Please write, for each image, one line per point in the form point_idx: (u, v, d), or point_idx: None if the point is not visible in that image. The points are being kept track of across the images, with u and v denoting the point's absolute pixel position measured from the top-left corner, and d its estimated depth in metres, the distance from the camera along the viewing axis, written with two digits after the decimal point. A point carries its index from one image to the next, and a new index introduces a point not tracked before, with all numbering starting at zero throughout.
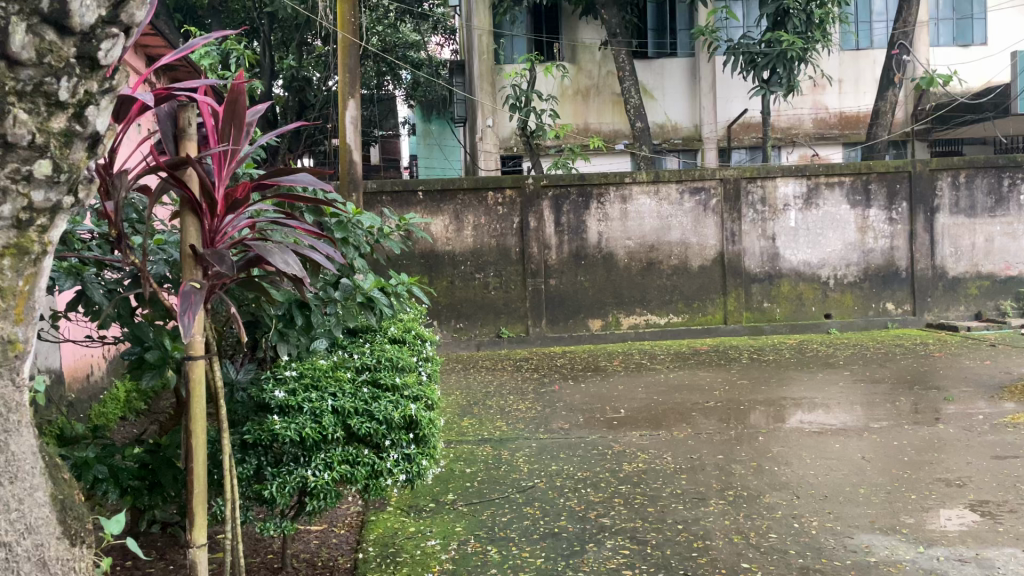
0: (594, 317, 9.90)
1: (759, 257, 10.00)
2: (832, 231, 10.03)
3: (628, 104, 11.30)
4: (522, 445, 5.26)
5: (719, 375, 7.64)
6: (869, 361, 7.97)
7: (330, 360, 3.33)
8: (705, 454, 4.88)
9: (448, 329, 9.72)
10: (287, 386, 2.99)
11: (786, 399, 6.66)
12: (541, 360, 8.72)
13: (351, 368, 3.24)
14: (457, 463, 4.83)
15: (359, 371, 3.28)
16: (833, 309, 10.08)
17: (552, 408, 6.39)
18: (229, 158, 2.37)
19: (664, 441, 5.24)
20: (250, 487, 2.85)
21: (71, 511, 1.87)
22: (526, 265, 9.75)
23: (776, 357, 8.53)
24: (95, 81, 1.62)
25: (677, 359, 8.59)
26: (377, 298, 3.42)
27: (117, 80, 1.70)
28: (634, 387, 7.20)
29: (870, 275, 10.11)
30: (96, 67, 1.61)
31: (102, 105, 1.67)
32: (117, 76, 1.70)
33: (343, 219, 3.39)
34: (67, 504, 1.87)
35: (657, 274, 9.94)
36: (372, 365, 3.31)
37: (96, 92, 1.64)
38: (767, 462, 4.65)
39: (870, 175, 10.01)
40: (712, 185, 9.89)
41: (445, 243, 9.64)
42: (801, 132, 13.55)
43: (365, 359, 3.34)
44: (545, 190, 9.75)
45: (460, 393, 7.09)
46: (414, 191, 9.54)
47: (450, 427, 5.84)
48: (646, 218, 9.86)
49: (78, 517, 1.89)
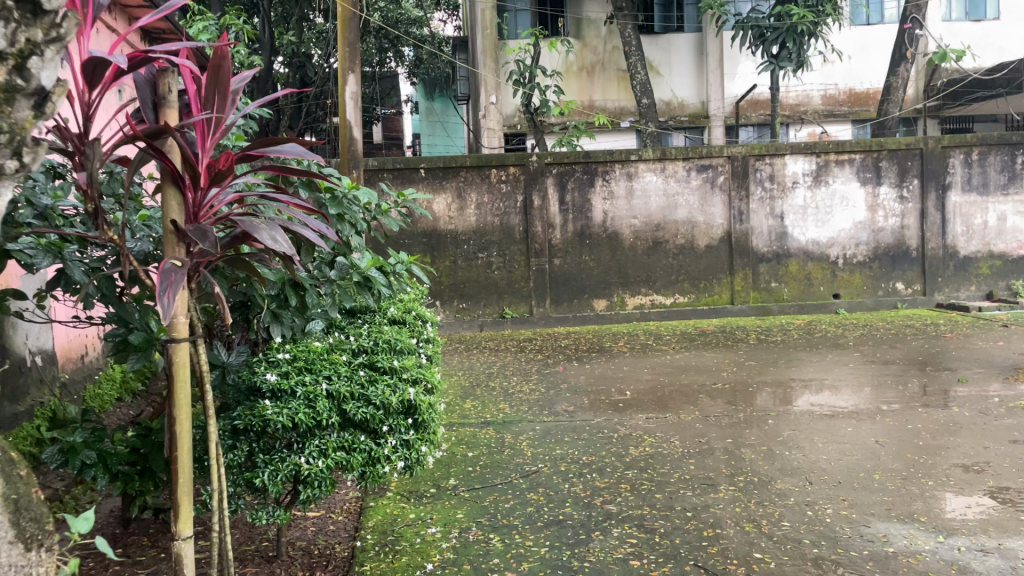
0: (599, 297, 9.76)
1: (767, 236, 9.84)
2: (842, 209, 9.85)
3: (634, 80, 11.07)
4: (526, 428, 5.15)
5: (727, 356, 7.51)
6: (879, 342, 7.83)
7: (325, 342, 3.19)
8: (713, 438, 4.76)
9: (451, 309, 9.60)
10: (280, 369, 2.86)
11: (795, 380, 6.53)
12: (545, 341, 8.59)
13: (346, 350, 3.11)
14: (458, 447, 4.72)
15: (356, 353, 3.14)
16: (842, 289, 9.93)
17: (556, 390, 6.27)
18: (215, 128, 2.23)
19: (670, 424, 5.12)
20: (241, 475, 2.73)
21: (26, 513, 1.74)
22: (530, 244, 9.60)
23: (784, 337, 8.39)
24: (39, 28, 1.53)
25: (683, 340, 8.45)
26: (374, 277, 3.28)
27: (66, 27, 1.59)
28: (639, 368, 7.08)
29: (879, 254, 9.95)
30: (39, 12, 1.52)
31: (47, 56, 1.56)
32: (66, 23, 1.60)
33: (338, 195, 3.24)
34: (22, 505, 1.75)
35: (663, 253, 9.78)
36: (369, 348, 3.18)
37: (41, 41, 1.53)
38: (777, 446, 4.53)
39: (881, 152, 9.82)
40: (720, 163, 9.70)
41: (447, 222, 9.49)
42: (809, 109, 13.35)
43: (362, 341, 3.21)
44: (549, 168, 9.56)
45: (463, 375, 6.98)
46: (415, 169, 9.38)
47: (453, 409, 5.73)
48: (652, 196, 9.69)
49: (34, 519, 1.77)
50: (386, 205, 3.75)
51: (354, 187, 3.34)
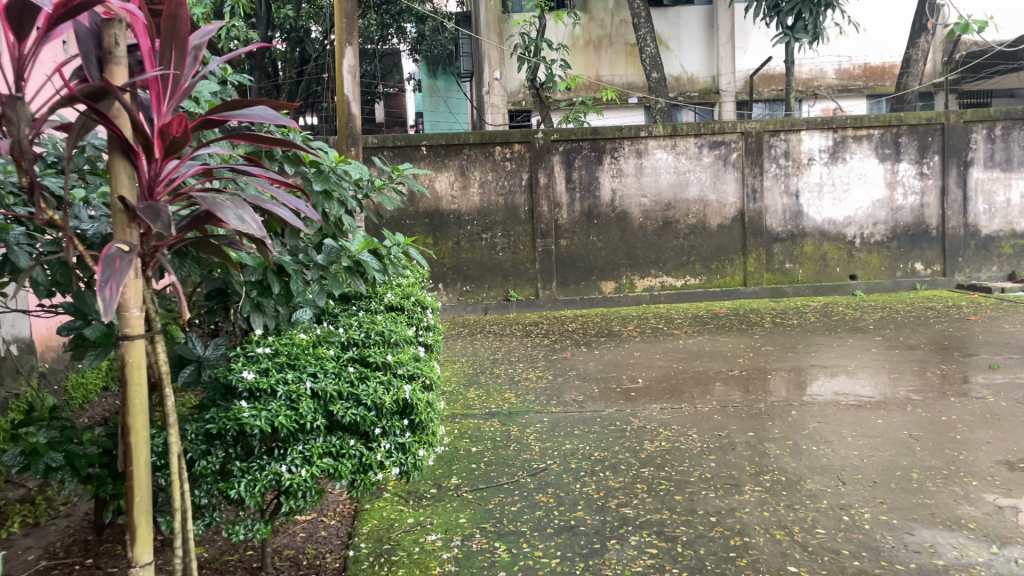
0: (607, 279, 9.43)
1: (781, 215, 9.48)
2: (859, 187, 9.48)
3: (643, 54, 10.65)
4: (532, 420, 4.84)
5: (741, 340, 7.18)
6: (901, 325, 7.49)
7: (312, 334, 2.88)
8: (732, 431, 4.44)
9: (454, 292, 9.29)
10: (259, 366, 2.55)
11: (814, 367, 6.21)
12: (551, 325, 8.28)
13: (334, 344, 2.79)
14: (460, 441, 4.42)
15: (346, 347, 2.83)
16: (858, 270, 9.58)
17: (564, 378, 5.97)
18: (172, 88, 1.90)
19: (686, 416, 4.81)
20: (215, 485, 2.43)
21: None
22: (536, 225, 9.26)
23: (801, 320, 8.06)
24: None
25: (695, 323, 8.12)
26: (364, 261, 2.96)
27: None
28: (651, 354, 6.77)
29: (898, 234, 9.58)
30: None
31: None
32: None
33: (324, 168, 2.91)
34: None
35: (673, 234, 9.44)
36: (360, 341, 2.86)
37: None
38: (803, 440, 4.22)
39: (900, 127, 9.42)
40: (733, 139, 9.33)
41: (450, 201, 9.15)
42: (823, 84, 12.94)
43: (352, 333, 2.89)
44: (555, 145, 9.20)
45: (466, 361, 6.67)
46: (416, 146, 9.03)
47: (455, 398, 5.42)
48: (662, 173, 9.32)
49: None
50: (379, 181, 3.42)
51: (342, 160, 3.01)
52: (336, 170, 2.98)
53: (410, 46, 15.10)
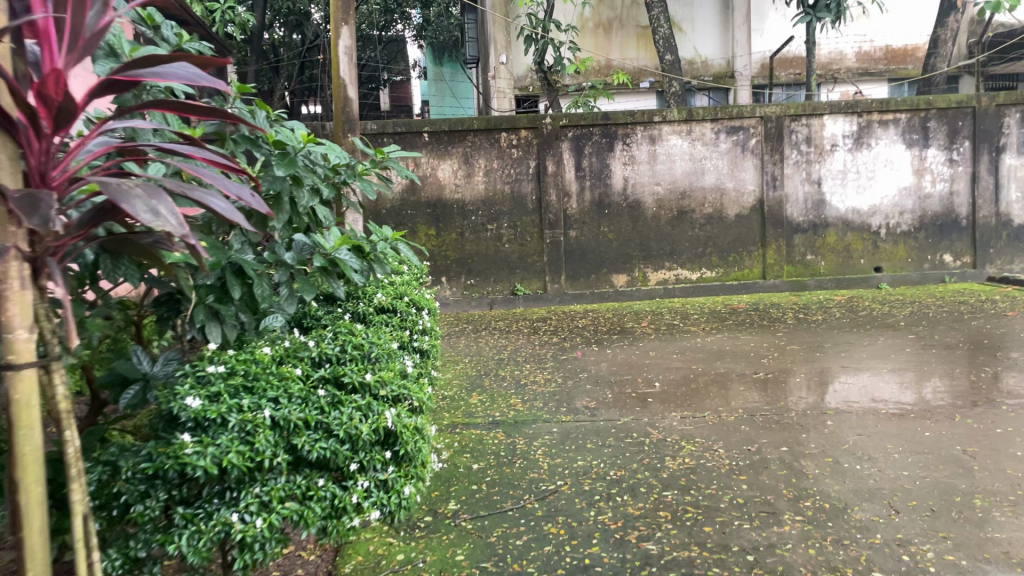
0: (618, 272, 8.97)
1: (803, 204, 8.98)
2: (886, 174, 8.95)
3: (656, 35, 10.12)
4: (540, 431, 4.39)
5: (764, 338, 6.70)
6: (934, 322, 7.00)
7: (278, 346, 2.44)
8: (764, 446, 3.98)
9: (458, 286, 8.86)
10: (208, 390, 2.10)
11: (845, 367, 5.72)
12: (560, 321, 7.83)
13: (304, 360, 2.34)
14: (460, 457, 3.98)
15: (318, 363, 2.39)
16: (883, 262, 9.09)
17: (575, 381, 5.51)
18: (70, 39, 1.49)
19: (710, 426, 4.35)
20: (153, 536, 1.98)
21: None
22: (544, 215, 8.79)
23: (826, 316, 7.58)
24: None
25: (713, 319, 7.66)
26: (340, 261, 2.50)
27: None
28: (667, 354, 6.29)
29: (926, 223, 9.06)
30: None
31: None
32: None
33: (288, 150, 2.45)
34: None
35: (689, 224, 8.96)
36: (335, 356, 2.41)
37: None
38: (845, 458, 3.76)
39: (929, 111, 8.87)
40: (752, 124, 8.83)
41: (453, 190, 8.69)
42: (842, 67, 12.40)
43: (325, 347, 2.44)
44: (564, 131, 8.72)
45: (469, 362, 6.23)
46: (418, 133, 8.56)
47: (455, 405, 4.98)
48: (677, 161, 8.84)
49: None
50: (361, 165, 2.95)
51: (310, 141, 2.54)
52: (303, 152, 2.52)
53: (414, 32, 14.63)
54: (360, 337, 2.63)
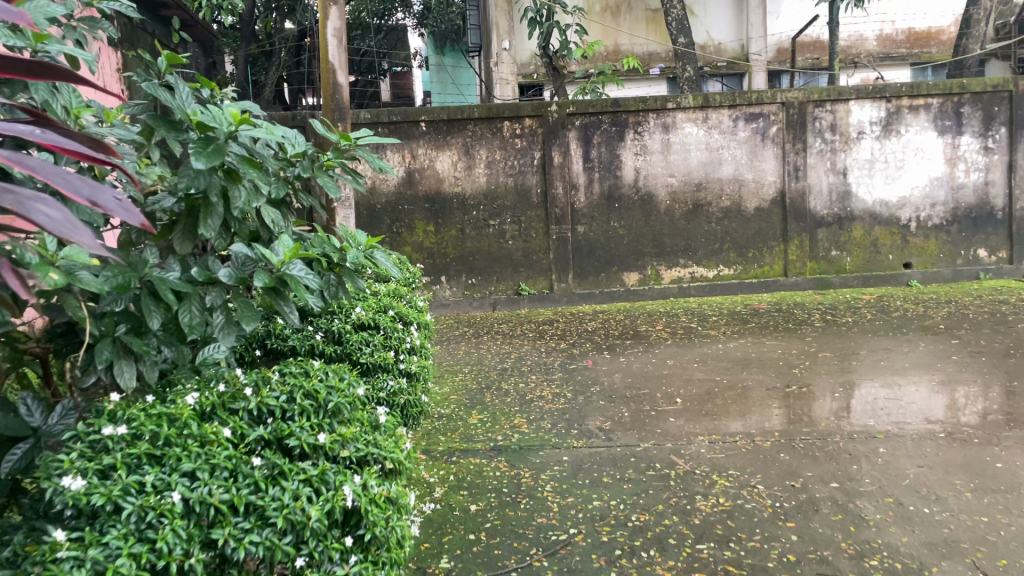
0: (630, 271, 8.40)
1: (827, 196, 8.39)
2: (916, 164, 8.33)
3: (668, 16, 9.50)
4: (549, 461, 3.83)
5: (791, 344, 6.12)
6: (977, 324, 6.40)
7: (211, 392, 1.88)
8: (810, 481, 3.41)
9: (458, 286, 8.30)
10: (99, 465, 1.54)
11: (886, 379, 5.14)
12: (568, 324, 7.27)
13: (239, 415, 1.78)
14: (455, 496, 3.40)
15: (261, 417, 1.82)
16: (913, 258, 8.49)
17: (586, 397, 4.94)
18: None
19: (744, 454, 3.78)
20: None
21: None
22: (550, 210, 8.23)
23: (856, 317, 6.99)
24: None
25: (734, 321, 7.08)
26: (288, 282, 1.94)
27: None
28: (687, 363, 5.72)
29: (959, 216, 8.44)
30: None
31: None
32: None
33: (214, 137, 1.84)
34: None
35: (705, 219, 8.37)
36: (280, 408, 1.84)
37: None
38: (908, 498, 3.19)
39: (963, 95, 8.24)
40: (772, 111, 8.23)
41: (452, 183, 8.12)
42: (862, 51, 11.76)
43: (270, 395, 1.88)
44: (571, 118, 8.13)
45: (468, 372, 5.66)
46: (415, 122, 7.99)
47: (452, 426, 4.41)
48: (692, 151, 8.25)
49: None
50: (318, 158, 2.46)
51: (245, 124, 1.91)
52: (238, 139, 1.92)
53: (415, 21, 13.99)
54: (319, 378, 2.07)
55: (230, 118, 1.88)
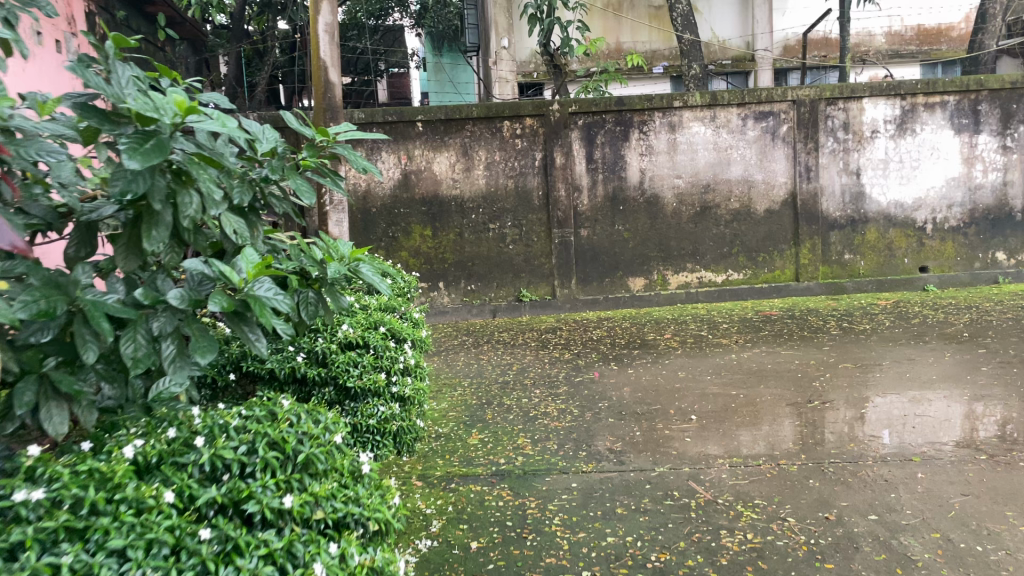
0: (635, 275, 8.08)
1: (840, 198, 8.07)
2: (932, 163, 8.01)
3: (673, 12, 9.18)
4: (557, 488, 3.50)
5: (809, 354, 5.79)
6: (1003, 332, 6.08)
7: (159, 448, 1.73)
8: (845, 512, 3.09)
9: (457, 292, 7.98)
10: (23, 540, 1.38)
11: (913, 392, 4.81)
12: (571, 332, 6.95)
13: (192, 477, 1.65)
14: (453, 531, 3.08)
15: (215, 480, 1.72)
16: (928, 261, 8.18)
17: (594, 414, 4.61)
18: None
19: (769, 481, 3.46)
20: None
21: None
22: (552, 213, 7.91)
23: (873, 324, 6.68)
24: None
25: (746, 329, 6.75)
26: (249, 303, 1.66)
27: None
28: (700, 375, 5.39)
29: (977, 218, 8.12)
30: None
31: None
32: None
33: (155, 131, 1.64)
34: None
35: (713, 221, 8.06)
36: (238, 463, 1.75)
37: None
38: (957, 534, 2.86)
39: (980, 93, 7.92)
40: (782, 109, 7.92)
41: (450, 185, 7.81)
42: (871, 49, 11.45)
43: (227, 451, 1.76)
44: (573, 118, 7.82)
45: (468, 386, 5.34)
46: (411, 122, 7.68)
47: (451, 447, 4.09)
48: (700, 151, 7.93)
49: None
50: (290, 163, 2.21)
51: (192, 114, 1.69)
52: (183, 137, 1.73)
53: (413, 21, 13.65)
54: (288, 423, 1.97)
55: (175, 107, 1.67)
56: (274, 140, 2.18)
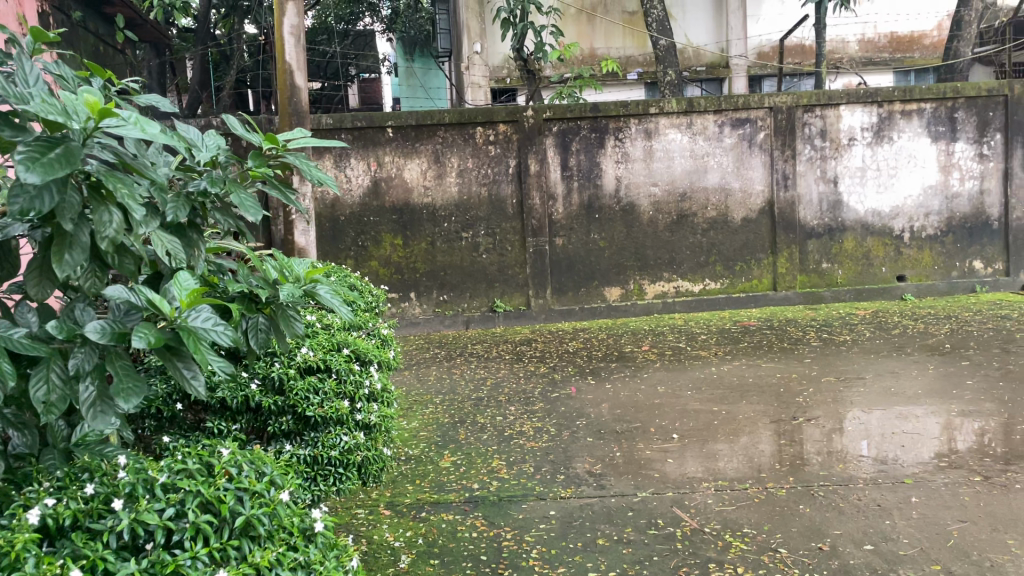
0: (611, 285, 7.91)
1: (817, 206, 7.97)
2: (909, 172, 7.94)
3: (648, 17, 9.04)
4: (534, 517, 3.29)
5: (790, 368, 5.64)
6: (984, 343, 5.97)
7: (79, 510, 1.67)
8: (839, 541, 2.93)
9: (429, 303, 7.75)
10: None
11: (899, 407, 4.67)
12: (547, 344, 6.76)
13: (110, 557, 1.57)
14: (423, 568, 2.87)
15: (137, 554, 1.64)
16: (906, 270, 8.09)
17: (571, 433, 4.41)
18: None
19: (757, 507, 3.28)
20: None
21: None
22: (526, 221, 7.72)
23: (853, 335, 6.57)
24: None
25: (724, 340, 6.61)
26: (183, 337, 1.65)
27: None
28: (679, 390, 5.21)
29: (954, 226, 8.05)
30: None
31: None
32: None
33: (64, 139, 1.57)
34: None
35: (689, 230, 7.91)
36: (162, 530, 1.66)
37: None
38: (959, 566, 2.70)
39: (957, 100, 7.87)
40: (759, 116, 7.81)
41: (422, 193, 7.59)
42: (845, 56, 11.36)
43: (150, 518, 1.66)
44: (548, 125, 7.65)
45: (440, 403, 5.12)
46: (381, 128, 7.46)
47: (422, 471, 3.87)
48: (676, 158, 7.79)
49: None
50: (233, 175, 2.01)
51: (107, 117, 1.62)
52: (94, 148, 1.66)
53: (383, 26, 13.27)
54: (228, 478, 1.90)
55: (87, 110, 1.61)
56: (214, 148, 2.08)
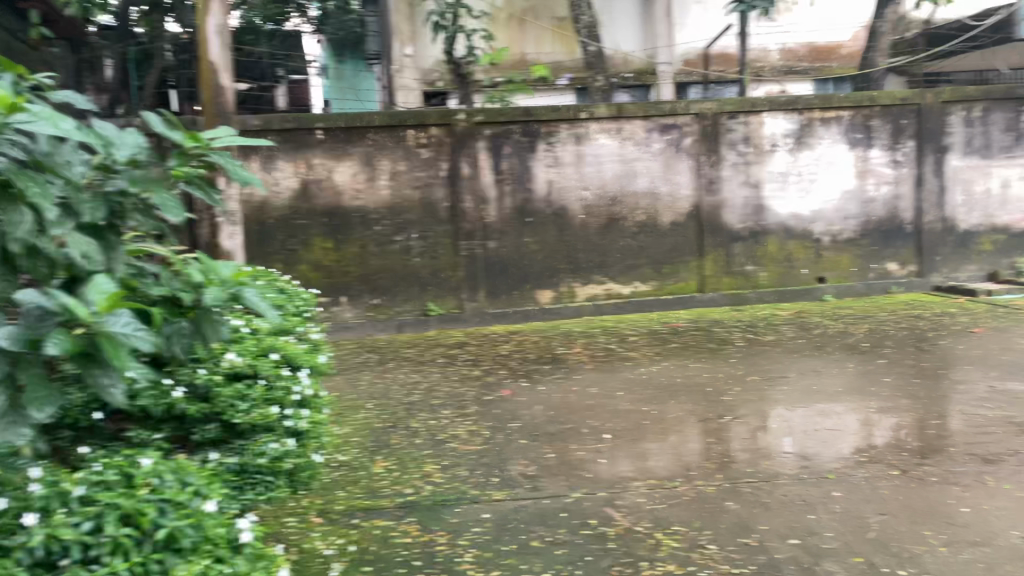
0: (543, 288, 7.94)
1: (742, 210, 8.17)
2: (828, 177, 8.22)
3: (578, 23, 9.12)
4: (467, 521, 3.27)
5: (718, 368, 5.76)
6: (900, 341, 6.18)
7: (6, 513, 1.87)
8: (766, 536, 3.00)
9: (360, 307, 7.65)
10: None
11: (821, 405, 4.81)
12: (480, 348, 6.75)
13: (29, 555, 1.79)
14: None
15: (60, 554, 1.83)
16: (826, 272, 8.36)
17: (505, 435, 4.42)
18: None
19: (688, 505, 3.34)
20: None
21: None
22: (458, 224, 7.70)
23: (777, 336, 6.74)
24: None
25: (654, 341, 6.71)
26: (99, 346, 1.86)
27: None
28: (611, 392, 5.26)
29: (870, 229, 8.35)
30: None
31: None
32: None
33: None
34: None
35: (620, 233, 8.02)
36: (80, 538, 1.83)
37: None
38: (880, 558, 2.80)
39: (873, 108, 8.16)
40: (687, 122, 7.97)
41: (353, 196, 7.50)
42: (767, 65, 11.28)
43: (73, 524, 1.85)
44: (479, 128, 7.65)
45: (373, 407, 5.06)
46: (310, 130, 7.35)
47: (354, 476, 3.82)
48: (607, 163, 7.89)
49: None
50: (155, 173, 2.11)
51: None
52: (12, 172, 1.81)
53: None
54: (149, 488, 2.02)
55: None
56: (133, 147, 2.15)
